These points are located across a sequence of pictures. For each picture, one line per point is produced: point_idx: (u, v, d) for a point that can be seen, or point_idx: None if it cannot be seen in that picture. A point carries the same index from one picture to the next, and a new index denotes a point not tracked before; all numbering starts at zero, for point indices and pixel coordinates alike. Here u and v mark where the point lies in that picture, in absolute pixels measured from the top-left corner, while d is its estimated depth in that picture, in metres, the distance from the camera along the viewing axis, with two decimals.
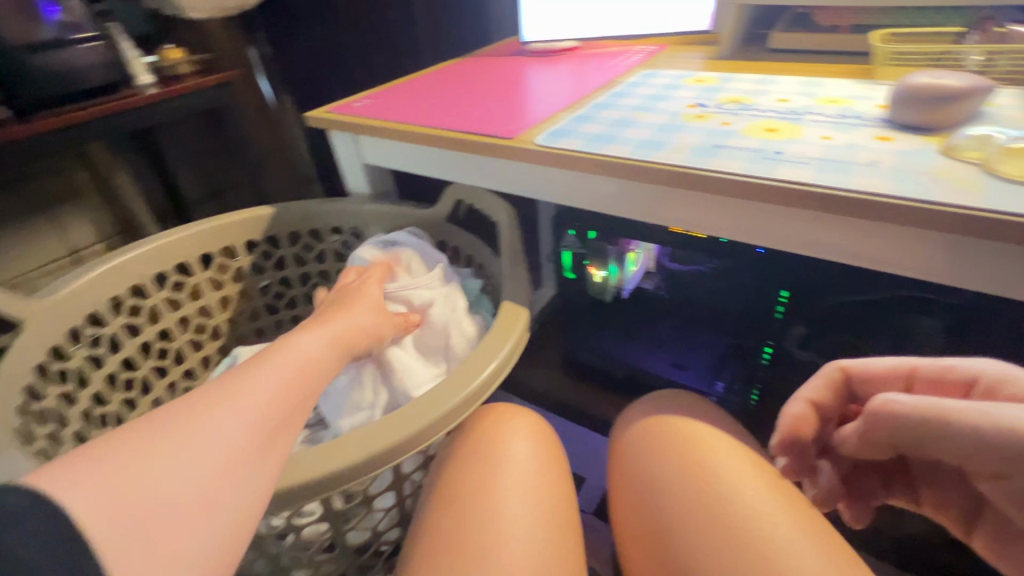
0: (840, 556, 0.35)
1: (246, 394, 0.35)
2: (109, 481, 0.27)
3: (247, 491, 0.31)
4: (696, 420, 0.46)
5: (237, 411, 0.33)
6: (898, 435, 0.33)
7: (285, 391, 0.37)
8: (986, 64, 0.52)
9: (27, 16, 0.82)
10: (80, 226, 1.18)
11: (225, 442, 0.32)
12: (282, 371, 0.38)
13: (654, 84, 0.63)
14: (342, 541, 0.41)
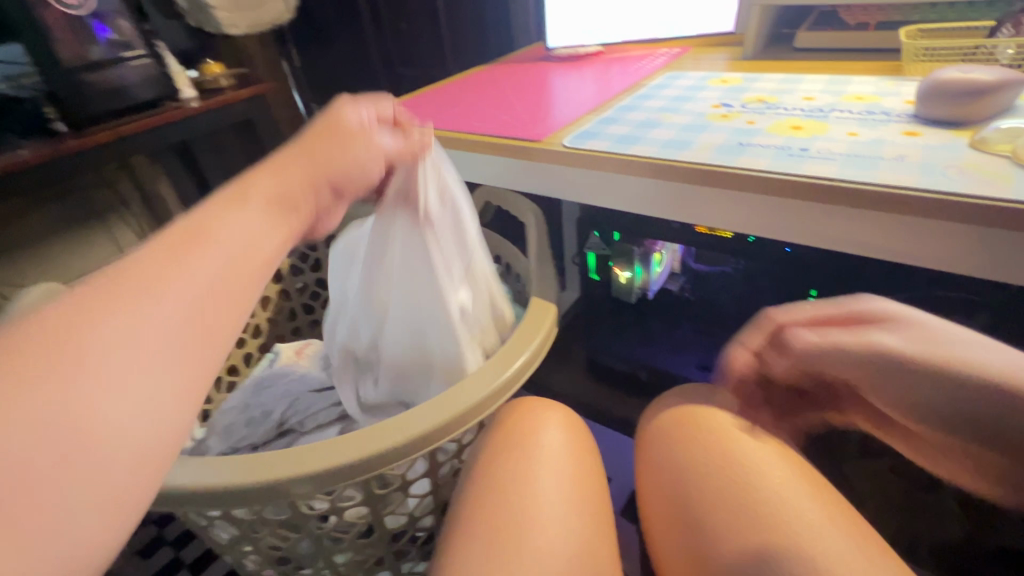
0: (870, 544, 0.36)
1: (147, 295, 0.24)
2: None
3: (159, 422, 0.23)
4: (720, 410, 0.47)
5: (138, 316, 0.23)
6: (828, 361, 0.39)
7: (215, 283, 0.27)
8: (1019, 58, 0.51)
9: (81, 36, 0.87)
10: (127, 232, 1.25)
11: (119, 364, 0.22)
12: (213, 256, 0.27)
13: (678, 86, 0.64)
14: (380, 525, 0.43)
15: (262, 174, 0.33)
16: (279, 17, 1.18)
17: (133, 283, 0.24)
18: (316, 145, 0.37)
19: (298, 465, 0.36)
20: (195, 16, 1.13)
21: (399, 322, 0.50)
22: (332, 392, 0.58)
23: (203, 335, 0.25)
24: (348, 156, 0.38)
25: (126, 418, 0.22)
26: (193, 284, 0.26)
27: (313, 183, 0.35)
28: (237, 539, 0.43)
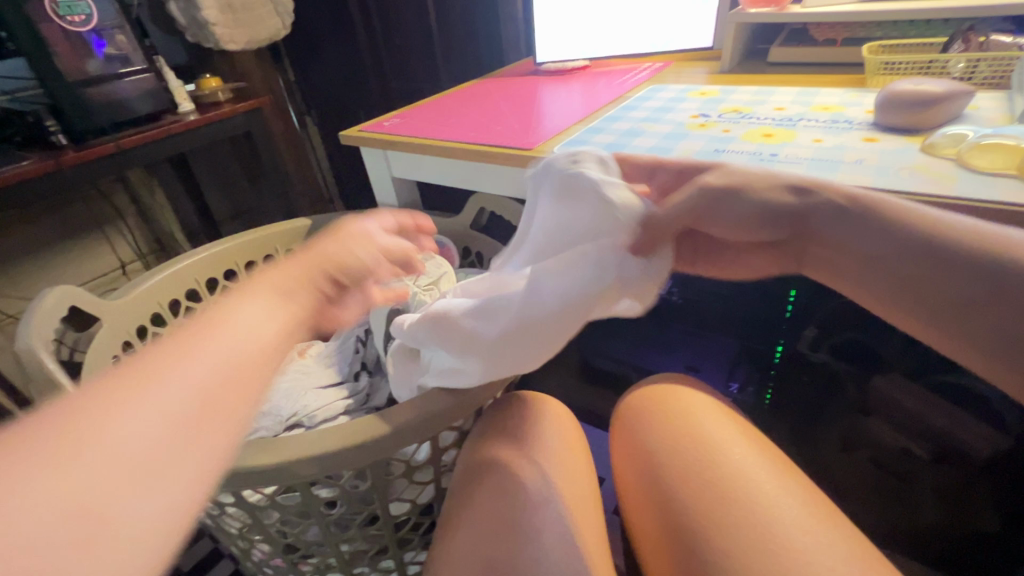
0: (819, 509, 0.42)
1: (147, 381, 0.26)
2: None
3: (160, 503, 0.24)
4: (683, 395, 0.53)
5: (145, 400, 0.26)
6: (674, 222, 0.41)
7: (220, 368, 0.29)
8: (969, 71, 0.56)
9: (79, 51, 0.89)
10: (124, 243, 1.28)
11: (109, 456, 0.23)
12: (223, 339, 0.30)
13: (660, 98, 0.68)
14: (385, 512, 0.45)
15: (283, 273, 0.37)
16: (274, 34, 1.22)
17: (136, 371, 0.27)
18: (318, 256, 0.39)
19: (310, 450, 0.38)
20: (193, 31, 1.12)
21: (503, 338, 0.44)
22: (339, 389, 0.61)
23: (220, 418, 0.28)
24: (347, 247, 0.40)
25: (130, 498, 0.23)
26: (206, 366, 0.29)
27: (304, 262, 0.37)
28: (248, 527, 0.46)
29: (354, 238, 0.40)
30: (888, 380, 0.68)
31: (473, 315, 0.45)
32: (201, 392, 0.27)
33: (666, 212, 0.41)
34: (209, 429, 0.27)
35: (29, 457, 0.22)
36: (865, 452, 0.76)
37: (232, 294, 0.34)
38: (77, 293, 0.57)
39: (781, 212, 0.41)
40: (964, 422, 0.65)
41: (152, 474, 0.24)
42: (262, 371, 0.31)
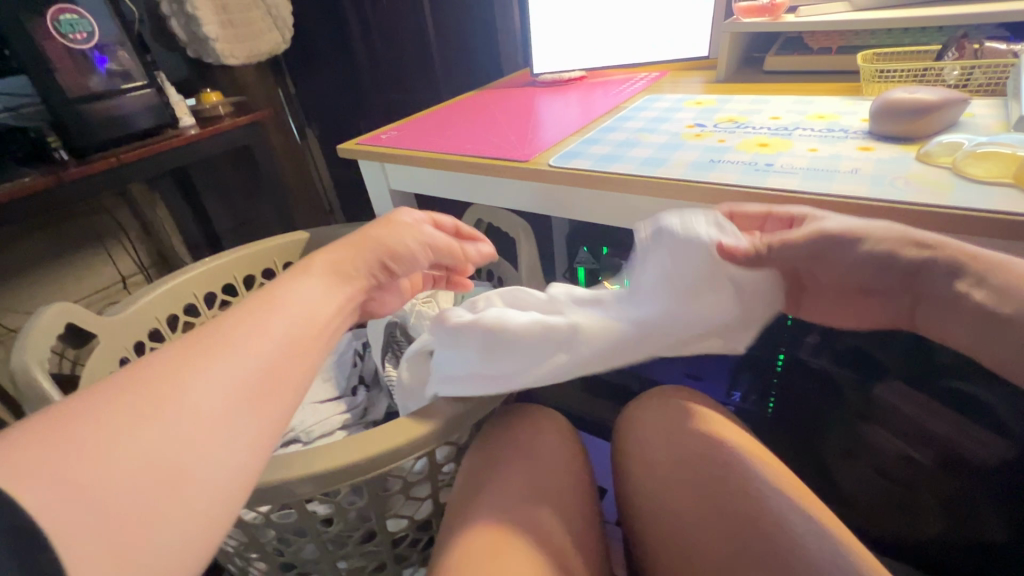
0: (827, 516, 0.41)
1: (220, 348, 0.32)
2: (36, 456, 0.23)
3: (220, 469, 0.28)
4: (685, 406, 0.52)
5: (214, 369, 0.30)
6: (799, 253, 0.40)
7: (281, 344, 0.34)
8: (964, 78, 0.56)
9: (81, 67, 0.89)
10: (125, 256, 1.29)
11: (187, 417, 0.28)
12: (276, 322, 0.35)
13: (656, 108, 0.68)
14: (382, 528, 0.44)
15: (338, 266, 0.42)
16: (274, 49, 1.22)
17: (203, 346, 0.31)
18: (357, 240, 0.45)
19: (304, 469, 0.38)
20: (194, 47, 1.13)
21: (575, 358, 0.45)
22: (338, 402, 0.61)
23: (277, 385, 0.33)
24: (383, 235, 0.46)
25: (203, 450, 0.27)
26: (268, 343, 0.34)
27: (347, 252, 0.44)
28: (244, 545, 0.45)
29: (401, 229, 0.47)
30: (894, 389, 0.68)
31: (540, 338, 0.44)
32: (265, 368, 0.32)
33: (797, 243, 0.40)
34: (266, 396, 0.32)
35: (126, 411, 0.26)
36: (869, 460, 0.75)
37: (296, 273, 0.40)
38: (75, 309, 0.57)
39: (876, 261, 0.39)
40: (969, 431, 0.63)
41: (212, 438, 0.28)
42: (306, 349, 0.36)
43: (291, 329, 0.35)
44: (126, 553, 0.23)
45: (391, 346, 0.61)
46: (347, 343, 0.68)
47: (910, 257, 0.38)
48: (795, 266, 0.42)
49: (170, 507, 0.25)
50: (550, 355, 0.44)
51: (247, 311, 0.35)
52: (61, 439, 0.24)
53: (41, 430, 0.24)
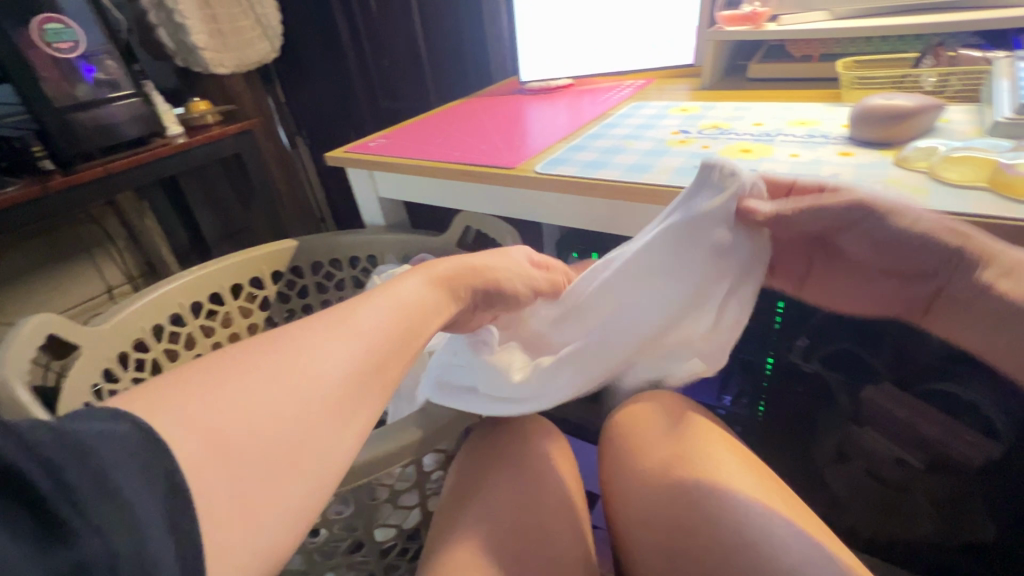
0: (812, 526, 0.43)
1: (337, 331, 0.34)
2: (195, 421, 0.26)
3: (331, 456, 0.30)
4: (671, 412, 0.52)
5: (331, 349, 0.33)
6: (817, 226, 0.41)
7: (384, 329, 0.36)
8: (941, 85, 0.57)
9: (68, 76, 0.89)
10: (112, 266, 1.28)
11: (305, 398, 0.30)
12: (383, 311, 0.38)
13: (641, 115, 0.69)
14: (370, 538, 0.44)
15: (457, 284, 0.44)
16: (263, 57, 1.23)
17: (325, 330, 0.34)
18: (479, 263, 0.47)
19: None
20: (181, 56, 1.12)
21: (562, 360, 0.50)
22: None
23: (382, 371, 0.35)
24: (497, 268, 0.48)
25: (311, 427, 0.30)
26: (375, 330, 0.36)
27: (470, 273, 0.46)
28: None
29: (504, 261, 0.49)
30: (882, 391, 0.68)
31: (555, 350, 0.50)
32: (371, 352, 0.35)
33: (810, 214, 0.40)
34: (371, 384, 0.34)
35: (260, 386, 0.29)
36: (860, 463, 0.76)
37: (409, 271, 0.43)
38: (57, 320, 0.56)
39: (907, 245, 0.39)
40: (959, 433, 0.64)
41: (321, 428, 0.30)
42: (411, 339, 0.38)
43: (395, 319, 0.38)
44: (253, 508, 0.26)
45: None
46: None
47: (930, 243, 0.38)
48: (823, 232, 0.42)
49: (291, 481, 0.28)
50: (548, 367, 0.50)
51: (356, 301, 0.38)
52: (200, 406, 0.27)
53: (186, 390, 0.28)
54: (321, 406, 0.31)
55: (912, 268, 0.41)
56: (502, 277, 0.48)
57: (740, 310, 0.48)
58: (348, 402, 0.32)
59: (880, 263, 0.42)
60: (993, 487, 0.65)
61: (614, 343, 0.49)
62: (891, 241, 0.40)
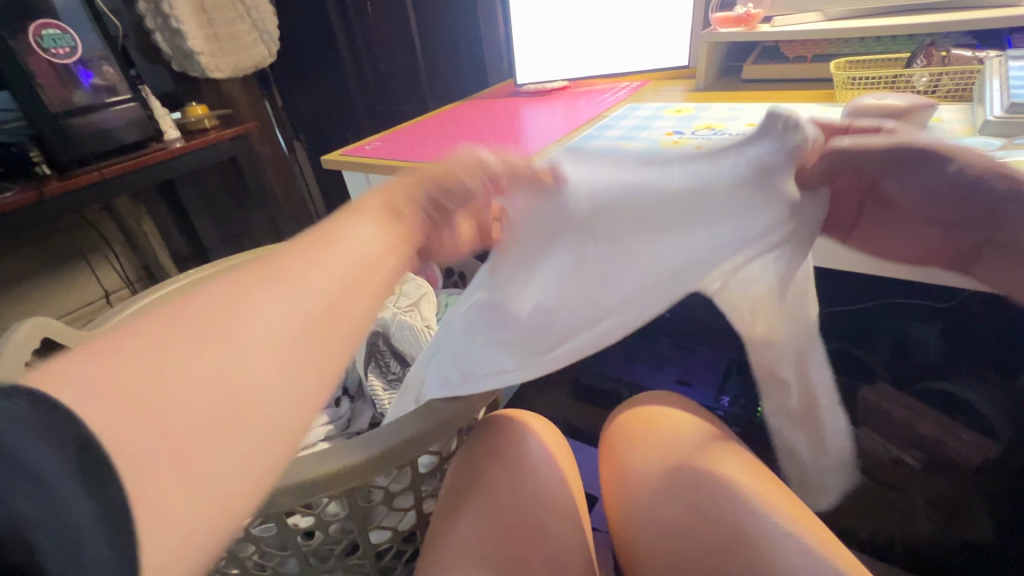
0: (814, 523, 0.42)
1: (281, 281, 0.28)
2: (105, 384, 0.22)
3: (276, 428, 0.25)
4: (674, 415, 0.52)
5: (270, 304, 0.26)
6: (865, 168, 0.35)
7: (338, 280, 0.29)
8: (933, 84, 0.58)
9: (65, 82, 0.89)
10: (109, 270, 1.28)
11: (239, 362, 0.24)
12: (336, 257, 0.29)
13: (636, 116, 0.69)
14: (365, 540, 0.44)
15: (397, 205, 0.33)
16: (259, 62, 1.23)
17: (252, 287, 0.27)
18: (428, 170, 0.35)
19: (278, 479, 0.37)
20: (178, 60, 1.12)
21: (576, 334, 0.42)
22: (322, 414, 0.60)
23: (336, 328, 0.28)
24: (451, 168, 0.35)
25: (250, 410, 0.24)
26: (329, 281, 0.29)
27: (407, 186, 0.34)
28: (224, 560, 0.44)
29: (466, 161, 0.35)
30: (875, 390, 0.71)
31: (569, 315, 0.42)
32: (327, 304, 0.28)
33: (865, 153, 0.34)
34: (326, 342, 0.27)
35: (178, 348, 0.24)
36: (857, 462, 0.74)
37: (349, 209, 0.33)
38: (52, 324, 0.56)
39: (954, 192, 0.35)
40: (954, 431, 0.66)
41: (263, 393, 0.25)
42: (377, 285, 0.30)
43: (353, 265, 0.30)
44: (182, 480, 0.22)
45: (375, 357, 0.61)
46: None
47: (976, 180, 0.34)
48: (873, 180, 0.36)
49: (222, 462, 0.23)
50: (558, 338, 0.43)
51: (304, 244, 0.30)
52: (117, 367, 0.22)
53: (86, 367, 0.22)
54: (262, 382, 0.25)
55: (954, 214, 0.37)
56: (452, 170, 0.35)
57: (784, 267, 0.40)
58: (294, 365, 0.26)
59: (934, 208, 0.37)
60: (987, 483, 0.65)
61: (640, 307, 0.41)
62: (942, 189, 0.35)
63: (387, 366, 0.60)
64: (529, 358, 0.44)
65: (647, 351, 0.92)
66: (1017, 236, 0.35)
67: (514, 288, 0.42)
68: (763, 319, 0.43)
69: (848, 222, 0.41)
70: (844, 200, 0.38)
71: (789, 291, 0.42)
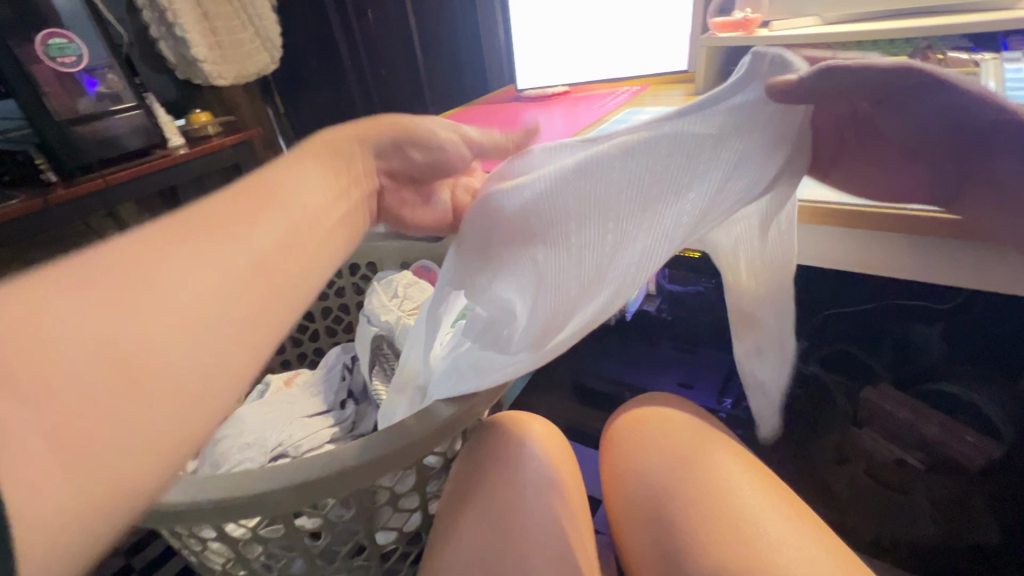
0: (808, 526, 0.42)
1: (196, 243, 0.33)
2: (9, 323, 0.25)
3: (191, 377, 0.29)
4: (673, 413, 0.53)
5: (188, 268, 0.32)
6: (858, 92, 0.33)
7: (257, 249, 0.35)
8: None
9: (70, 90, 0.90)
10: None
11: (152, 314, 0.29)
12: (258, 223, 0.36)
13: (637, 120, 0.70)
14: (370, 541, 0.44)
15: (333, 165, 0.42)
16: (262, 68, 1.20)
17: (206, 228, 0.34)
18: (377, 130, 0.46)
19: (286, 478, 0.37)
20: (182, 68, 1.14)
21: (588, 298, 0.43)
22: (326, 416, 0.61)
23: (253, 285, 0.34)
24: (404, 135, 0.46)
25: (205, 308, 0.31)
26: (249, 246, 0.35)
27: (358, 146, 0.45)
28: (230, 562, 0.44)
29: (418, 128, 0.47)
30: (877, 391, 0.71)
31: (583, 282, 0.42)
32: (243, 266, 0.34)
33: (859, 76, 0.32)
34: (244, 298, 0.34)
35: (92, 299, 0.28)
36: (859, 463, 0.74)
37: (284, 169, 0.40)
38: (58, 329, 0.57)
39: (946, 124, 0.33)
40: (958, 434, 0.66)
41: (176, 347, 0.29)
42: (317, 229, 0.39)
43: (280, 235, 0.37)
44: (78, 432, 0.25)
45: (378, 359, 0.61)
46: (337, 357, 0.68)
47: (973, 99, 0.32)
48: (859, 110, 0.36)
49: (132, 404, 0.27)
50: (569, 306, 0.42)
51: (215, 202, 0.37)
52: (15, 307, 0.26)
53: (27, 281, 0.27)
54: (218, 291, 0.32)
55: (947, 147, 0.35)
56: (405, 134, 0.46)
57: (768, 207, 0.41)
58: (210, 321, 0.31)
59: (922, 141, 0.35)
60: (994, 484, 0.66)
61: (638, 267, 0.42)
62: (929, 121, 0.34)
63: (391, 368, 0.60)
64: (530, 344, 0.43)
65: (649, 353, 0.92)
66: (1008, 172, 0.33)
67: (489, 275, 0.42)
68: (745, 264, 0.45)
69: (830, 154, 0.40)
70: (827, 129, 0.38)
71: (771, 229, 0.43)
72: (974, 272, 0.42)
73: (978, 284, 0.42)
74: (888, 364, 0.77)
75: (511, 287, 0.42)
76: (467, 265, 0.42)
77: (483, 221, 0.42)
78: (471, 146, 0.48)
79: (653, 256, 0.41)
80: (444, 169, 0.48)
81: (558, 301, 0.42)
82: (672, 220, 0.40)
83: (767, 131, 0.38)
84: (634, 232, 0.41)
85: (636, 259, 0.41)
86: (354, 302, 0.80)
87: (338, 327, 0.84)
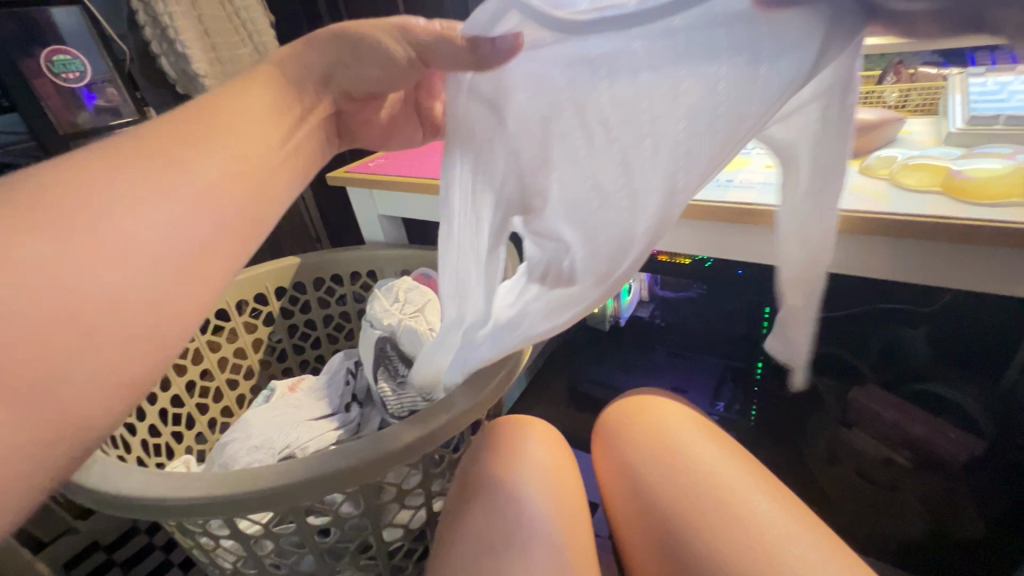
0: (795, 513, 0.44)
1: (159, 167, 0.34)
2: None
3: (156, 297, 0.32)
4: (662, 409, 0.55)
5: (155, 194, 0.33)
6: None
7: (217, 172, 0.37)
8: (903, 99, 0.63)
9: (69, 103, 0.85)
10: None
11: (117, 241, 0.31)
12: (216, 151, 0.37)
13: None
14: (378, 537, 0.46)
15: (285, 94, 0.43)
16: None
17: (152, 156, 0.35)
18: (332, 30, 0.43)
19: (297, 473, 0.39)
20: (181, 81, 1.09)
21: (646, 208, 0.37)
22: (331, 419, 0.62)
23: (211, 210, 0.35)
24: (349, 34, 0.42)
25: (160, 235, 0.33)
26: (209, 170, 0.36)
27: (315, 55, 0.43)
28: (242, 560, 0.46)
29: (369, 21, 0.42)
30: (867, 392, 0.73)
31: (633, 194, 0.37)
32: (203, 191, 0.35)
33: None
34: (206, 220, 0.35)
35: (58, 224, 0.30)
36: (850, 464, 0.78)
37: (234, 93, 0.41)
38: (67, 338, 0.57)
39: None
40: (943, 431, 0.68)
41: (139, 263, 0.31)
42: (276, 160, 0.41)
43: (235, 159, 0.38)
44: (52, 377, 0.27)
45: (383, 363, 0.63)
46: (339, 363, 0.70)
47: None
48: None
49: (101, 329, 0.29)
50: (627, 218, 0.38)
51: (173, 128, 0.37)
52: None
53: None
54: (182, 216, 0.34)
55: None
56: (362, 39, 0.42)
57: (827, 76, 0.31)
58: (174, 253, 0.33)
59: None
60: (979, 480, 0.67)
61: (697, 167, 0.34)
62: None
63: (396, 371, 0.62)
64: (595, 271, 0.41)
65: (645, 359, 0.95)
66: None
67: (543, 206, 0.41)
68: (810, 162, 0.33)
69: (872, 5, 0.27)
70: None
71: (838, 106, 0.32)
72: (944, 273, 0.45)
73: (948, 282, 0.45)
74: (872, 364, 0.74)
75: (566, 217, 0.40)
76: (523, 198, 0.41)
77: (529, 150, 0.39)
78: (413, 48, 0.41)
79: (699, 168, 0.34)
80: (397, 81, 0.43)
81: (608, 216, 0.38)
82: (712, 109, 0.32)
83: (780, 28, 0.29)
84: (682, 122, 0.34)
85: (688, 157, 0.34)
86: (356, 309, 0.82)
87: (339, 334, 0.85)
